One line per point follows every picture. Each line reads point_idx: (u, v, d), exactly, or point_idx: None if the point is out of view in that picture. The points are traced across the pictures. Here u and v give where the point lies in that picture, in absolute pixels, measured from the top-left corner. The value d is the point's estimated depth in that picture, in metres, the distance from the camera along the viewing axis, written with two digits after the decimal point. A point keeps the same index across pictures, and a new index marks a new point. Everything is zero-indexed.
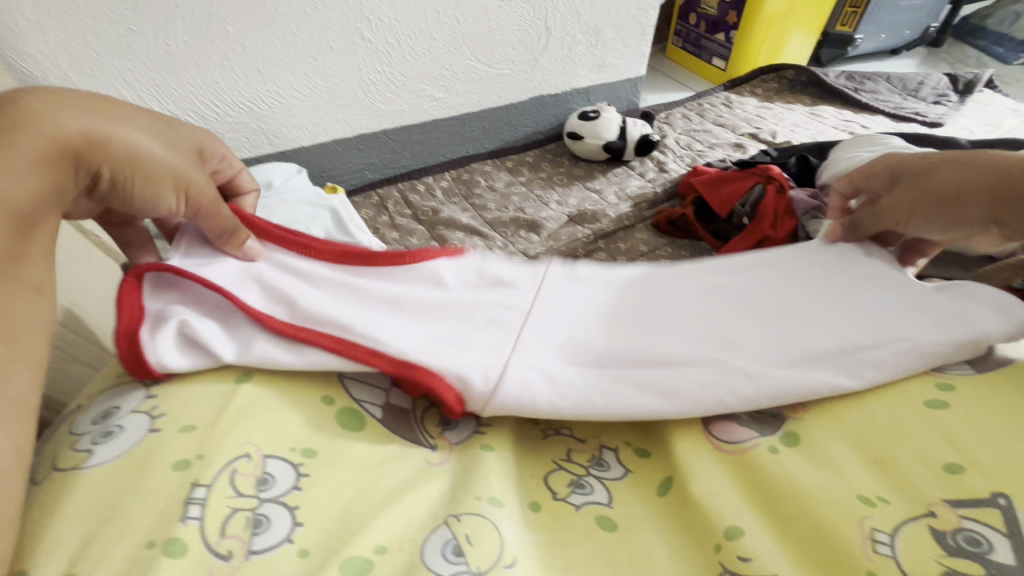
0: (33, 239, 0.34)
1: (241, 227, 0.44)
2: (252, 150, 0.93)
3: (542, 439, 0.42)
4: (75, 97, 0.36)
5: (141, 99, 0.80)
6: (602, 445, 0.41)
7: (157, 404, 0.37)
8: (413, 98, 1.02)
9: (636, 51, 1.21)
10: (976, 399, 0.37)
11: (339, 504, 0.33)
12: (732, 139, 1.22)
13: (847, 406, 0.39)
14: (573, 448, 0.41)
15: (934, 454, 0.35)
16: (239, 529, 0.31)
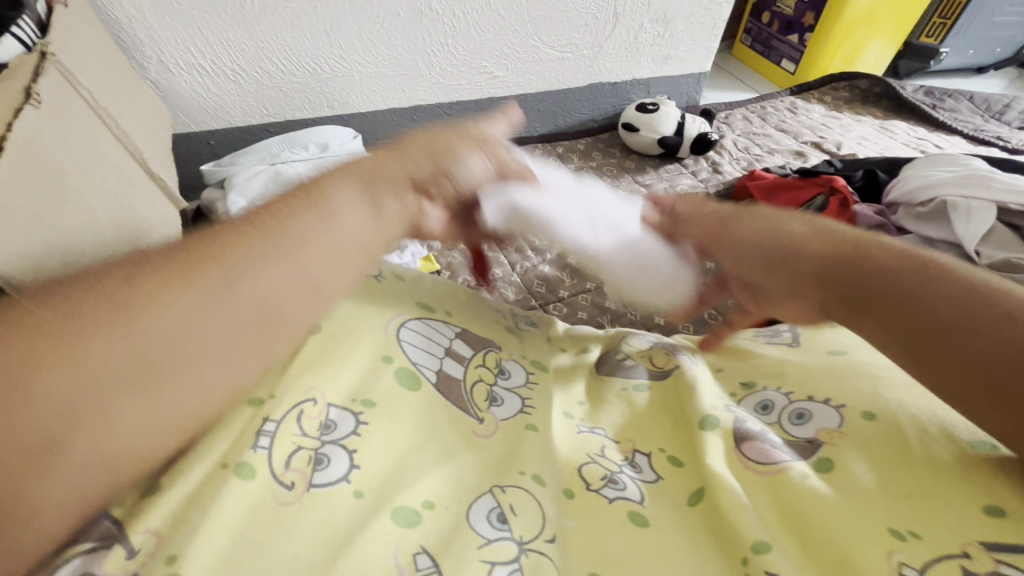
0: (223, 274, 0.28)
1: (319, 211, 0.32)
2: (312, 111, 0.97)
3: (577, 434, 0.44)
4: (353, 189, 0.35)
5: (216, 53, 0.84)
6: (634, 451, 0.44)
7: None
8: (473, 74, 1.03)
9: (704, 46, 1.17)
10: None
11: (393, 457, 0.36)
12: (793, 146, 1.19)
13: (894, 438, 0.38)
14: (607, 446, 0.43)
15: (979, 494, 0.34)
16: (302, 465, 0.34)
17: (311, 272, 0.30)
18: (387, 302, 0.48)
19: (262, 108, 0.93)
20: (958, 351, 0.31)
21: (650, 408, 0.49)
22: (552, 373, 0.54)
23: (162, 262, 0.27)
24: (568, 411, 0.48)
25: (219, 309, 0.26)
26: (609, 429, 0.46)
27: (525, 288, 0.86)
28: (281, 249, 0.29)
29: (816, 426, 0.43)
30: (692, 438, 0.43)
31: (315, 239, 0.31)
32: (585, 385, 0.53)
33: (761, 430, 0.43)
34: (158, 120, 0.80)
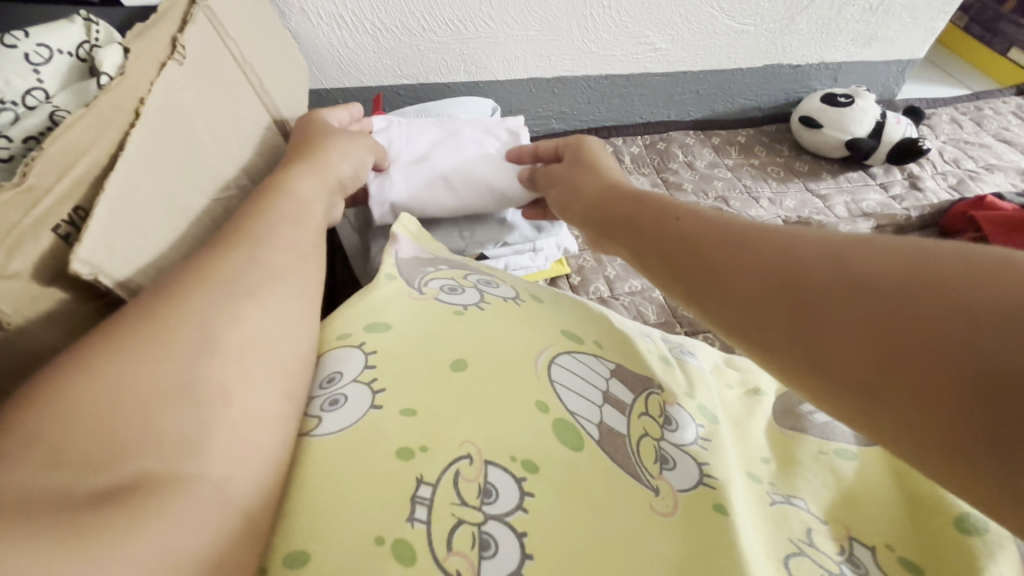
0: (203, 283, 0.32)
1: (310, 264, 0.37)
2: (446, 75, 0.90)
3: (769, 505, 0.38)
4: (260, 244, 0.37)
5: (360, 5, 0.78)
6: (850, 537, 0.37)
7: (377, 376, 0.33)
8: (631, 45, 0.89)
9: (921, 26, 0.94)
10: None
11: (568, 545, 0.28)
12: (1022, 164, 0.94)
13: None
14: (814, 529, 0.37)
15: None
16: (465, 547, 0.27)
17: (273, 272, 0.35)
18: (530, 326, 0.41)
19: (397, 68, 0.88)
20: (924, 395, 0.23)
21: (863, 487, 0.40)
22: (722, 419, 0.45)
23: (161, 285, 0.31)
24: (752, 471, 0.41)
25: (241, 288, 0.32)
26: (812, 503, 0.39)
27: (669, 306, 0.75)
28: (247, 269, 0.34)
29: None
30: (933, 545, 0.36)
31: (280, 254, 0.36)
32: (766, 437, 0.44)
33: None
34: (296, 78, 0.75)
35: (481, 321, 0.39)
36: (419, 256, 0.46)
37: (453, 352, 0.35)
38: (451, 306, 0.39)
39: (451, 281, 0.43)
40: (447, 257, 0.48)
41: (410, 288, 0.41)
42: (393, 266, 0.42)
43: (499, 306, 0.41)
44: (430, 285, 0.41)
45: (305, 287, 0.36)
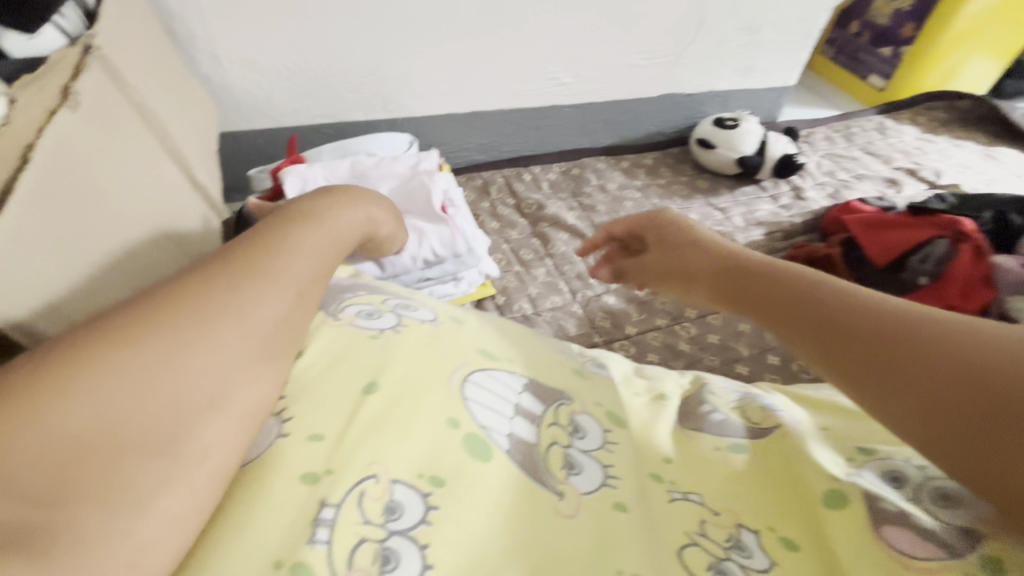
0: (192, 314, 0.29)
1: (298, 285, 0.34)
2: (366, 114, 0.92)
3: (668, 502, 0.40)
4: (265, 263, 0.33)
5: (271, 50, 0.80)
6: (740, 524, 0.38)
7: (289, 406, 0.33)
8: (538, 81, 0.96)
9: (791, 57, 1.06)
10: None
11: (471, 553, 0.30)
12: (885, 172, 1.08)
13: None
14: (707, 519, 0.39)
15: None
16: (366, 563, 0.28)
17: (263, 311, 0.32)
18: (447, 348, 0.40)
19: (315, 109, 0.89)
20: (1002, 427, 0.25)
21: (753, 473, 0.42)
22: (631, 428, 0.47)
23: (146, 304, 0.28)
24: (656, 470, 0.43)
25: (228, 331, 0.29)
26: (705, 494, 0.41)
27: (588, 318, 0.79)
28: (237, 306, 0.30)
29: (969, 513, 0.35)
30: (817, 519, 0.38)
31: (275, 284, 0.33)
32: (671, 437, 0.46)
33: (896, 509, 0.36)
34: (206, 123, 0.76)
35: (395, 343, 0.38)
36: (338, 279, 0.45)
37: (367, 376, 0.36)
38: (367, 332, 0.39)
39: (368, 304, 0.43)
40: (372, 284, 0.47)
41: (325, 312, 0.40)
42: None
43: (417, 329, 0.41)
44: (346, 309, 0.41)
45: (299, 319, 0.34)
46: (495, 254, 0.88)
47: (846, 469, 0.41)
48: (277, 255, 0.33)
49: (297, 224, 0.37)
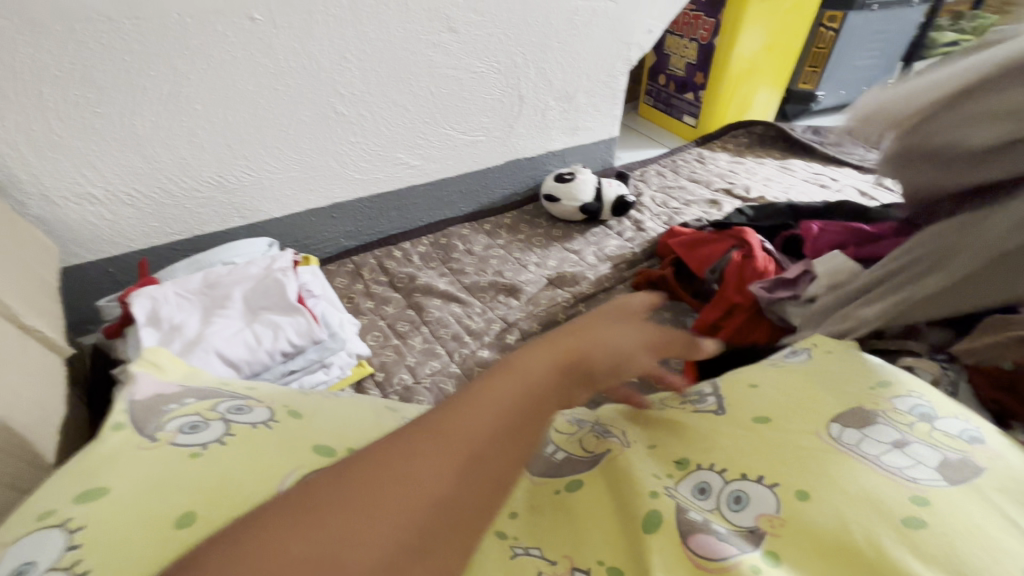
0: (325, 506, 0.26)
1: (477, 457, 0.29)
2: (222, 222, 0.94)
3: (510, 558, 0.40)
4: (433, 422, 0.30)
5: (105, 179, 0.80)
6: (572, 567, 0.39)
7: (82, 556, 0.32)
8: (389, 166, 1.04)
9: (609, 114, 1.24)
10: (951, 519, 0.36)
11: None
12: (707, 195, 1.26)
13: (824, 498, 0.39)
14: (543, 570, 0.39)
15: (895, 510, 0.37)
16: None
17: (425, 504, 0.27)
18: (279, 454, 0.41)
19: (166, 227, 0.89)
20: None
21: (586, 507, 0.44)
22: None
23: (314, 492, 0.27)
24: (501, 527, 0.43)
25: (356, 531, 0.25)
26: (544, 546, 0.41)
27: (466, 375, 0.83)
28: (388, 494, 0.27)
29: (755, 512, 0.40)
30: (634, 543, 0.39)
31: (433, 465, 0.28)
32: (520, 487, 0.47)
33: (704, 520, 0.40)
34: (42, 263, 0.73)
35: (218, 459, 0.39)
36: (161, 393, 0.47)
37: (183, 510, 0.35)
38: (188, 449, 0.40)
39: (194, 416, 0.44)
40: (202, 388, 0.49)
41: (142, 434, 0.41)
42: (126, 413, 0.44)
43: (243, 437, 0.42)
44: (166, 427, 0.42)
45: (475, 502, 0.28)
46: (372, 332, 0.90)
47: (667, 482, 0.44)
48: (468, 417, 0.30)
49: (503, 379, 0.33)
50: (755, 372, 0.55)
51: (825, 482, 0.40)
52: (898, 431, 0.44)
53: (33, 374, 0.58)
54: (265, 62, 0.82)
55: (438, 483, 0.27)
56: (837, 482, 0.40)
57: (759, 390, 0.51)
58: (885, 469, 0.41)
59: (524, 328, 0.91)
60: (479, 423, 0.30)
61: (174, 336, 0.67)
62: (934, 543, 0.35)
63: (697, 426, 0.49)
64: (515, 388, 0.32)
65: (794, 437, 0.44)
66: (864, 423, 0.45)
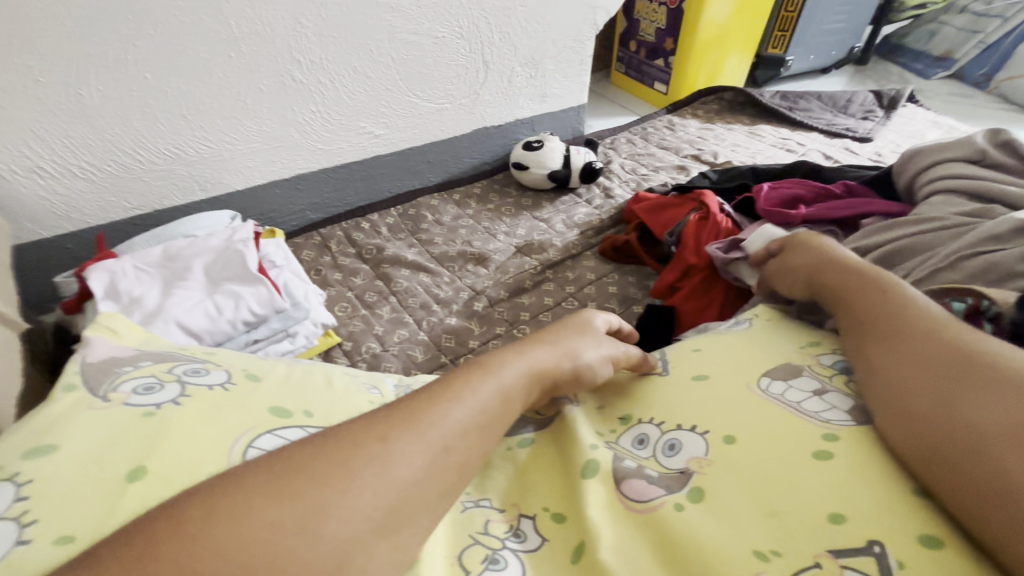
0: (312, 466, 0.29)
1: (448, 448, 0.33)
2: (183, 196, 0.92)
3: (461, 511, 0.41)
4: (412, 408, 0.34)
5: (55, 152, 0.78)
6: (520, 515, 0.42)
7: (31, 507, 0.33)
8: (353, 136, 1.02)
9: (577, 80, 1.23)
10: (857, 448, 0.39)
11: None
12: (676, 161, 1.26)
13: (749, 438, 0.41)
14: (492, 519, 0.41)
15: (809, 442, 0.40)
16: None
17: (400, 480, 0.31)
18: (234, 414, 0.43)
19: (124, 202, 0.87)
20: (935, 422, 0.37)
21: (534, 458, 0.46)
22: None
23: (302, 454, 0.30)
24: None
25: (341, 494, 0.29)
26: (494, 497, 0.43)
27: (434, 343, 0.84)
28: (371, 463, 0.30)
29: (686, 456, 0.43)
30: (572, 489, 0.42)
31: (410, 449, 0.32)
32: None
33: (637, 467, 0.43)
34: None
35: (171, 417, 0.40)
36: (116, 357, 0.48)
37: (134, 462, 0.36)
38: (141, 408, 0.41)
39: (149, 378, 0.44)
40: (158, 354, 0.50)
41: (94, 395, 0.42)
42: (78, 375, 0.44)
43: (199, 397, 0.43)
44: (120, 389, 0.43)
45: (443, 490, 0.33)
46: (341, 303, 0.91)
47: (608, 437, 0.47)
48: (441, 409, 0.35)
49: (471, 377, 0.38)
50: (695, 339, 0.57)
51: (747, 423, 0.43)
52: (822, 383, 0.46)
53: None
54: (216, 28, 0.80)
55: (413, 462, 0.32)
56: (762, 423, 0.42)
57: (703, 353, 0.53)
58: (801, 411, 0.43)
59: (492, 296, 0.92)
60: (455, 422, 0.34)
61: (134, 309, 0.67)
62: (839, 468, 0.38)
63: (643, 387, 0.51)
64: (488, 389, 0.37)
65: (726, 387, 0.47)
66: (790, 375, 0.47)
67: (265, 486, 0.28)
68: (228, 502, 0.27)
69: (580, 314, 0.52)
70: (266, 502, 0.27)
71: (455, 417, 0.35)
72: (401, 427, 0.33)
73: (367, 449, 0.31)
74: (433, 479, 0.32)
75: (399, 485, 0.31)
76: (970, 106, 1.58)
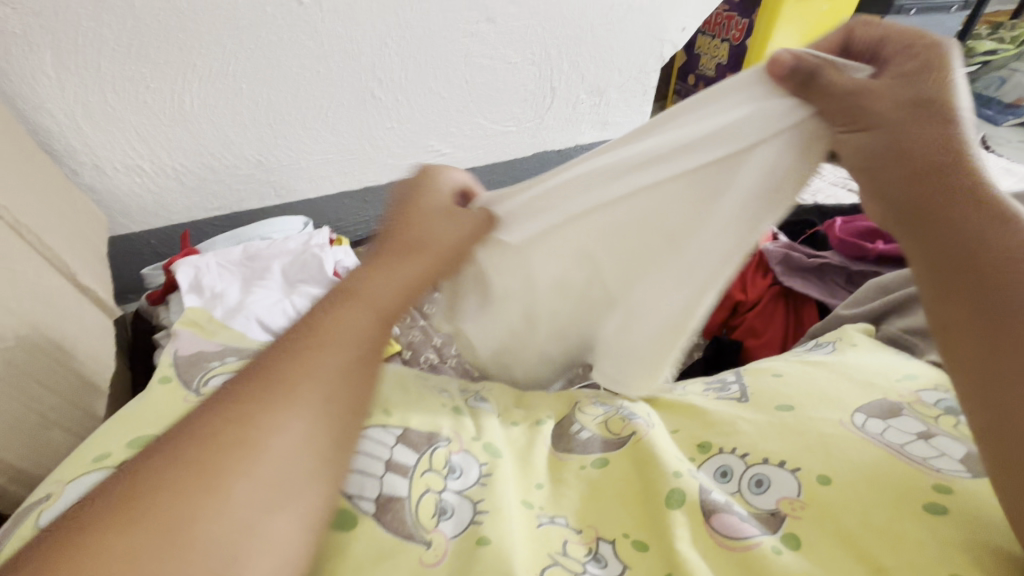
0: (217, 411, 0.34)
1: (323, 347, 0.38)
2: (258, 200, 0.97)
3: (536, 526, 0.41)
4: (294, 334, 0.39)
5: (152, 152, 0.83)
6: (598, 537, 0.41)
7: None
8: (421, 153, 1.06)
9: (638, 110, 1.25)
10: (973, 508, 0.37)
11: None
12: None
13: (848, 487, 0.40)
14: (569, 539, 0.41)
15: (919, 495, 0.38)
16: None
17: (299, 390, 0.35)
18: None
19: (206, 203, 0.93)
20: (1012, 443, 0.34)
21: (612, 482, 0.45)
22: (508, 453, 0.47)
23: (207, 404, 0.35)
24: (527, 497, 0.44)
25: (248, 424, 0.33)
26: (571, 515, 0.43)
27: None
28: (273, 390, 0.35)
29: (777, 495, 0.41)
30: (657, 518, 0.41)
31: (299, 361, 0.37)
32: (546, 462, 0.48)
33: (726, 501, 0.41)
34: (94, 230, 0.77)
35: None
36: (203, 351, 0.50)
37: None
38: None
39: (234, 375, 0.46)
40: (242, 349, 0.51)
41: (187, 388, 0.44)
42: (172, 367, 0.46)
43: None
44: (210, 383, 0.44)
45: (338, 375, 0.37)
46: (400, 313, 0.93)
47: (690, 465, 0.46)
48: (331, 326, 0.39)
49: (326, 333, 0.39)
50: (777, 364, 0.56)
51: (847, 467, 0.41)
52: (923, 425, 0.45)
53: (88, 331, 0.62)
54: (309, 46, 0.84)
55: (301, 368, 0.36)
56: (859, 468, 0.41)
57: (785, 379, 0.52)
58: (908, 457, 0.41)
59: None
60: (326, 329, 0.39)
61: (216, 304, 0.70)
62: (953, 526, 0.36)
63: (720, 412, 0.50)
64: (350, 309, 0.41)
65: (816, 423, 0.45)
66: (888, 415, 0.46)
67: (176, 447, 0.32)
68: (161, 473, 0.31)
69: (412, 209, 0.49)
70: (178, 459, 0.31)
71: (341, 328, 0.39)
72: (283, 352, 0.37)
73: (263, 380, 0.35)
74: (338, 369, 0.37)
75: (291, 391, 0.35)
76: None
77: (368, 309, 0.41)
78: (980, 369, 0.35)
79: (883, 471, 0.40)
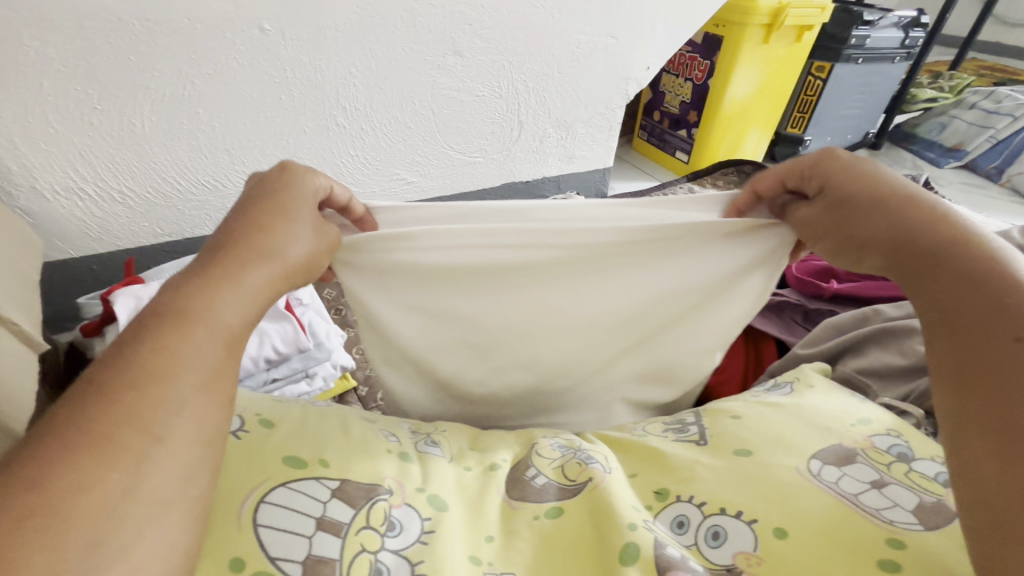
0: (96, 419, 0.28)
1: (211, 323, 0.33)
2: (212, 226, 0.93)
3: None
4: (160, 315, 0.33)
5: (96, 174, 0.79)
6: None
7: None
8: (386, 182, 1.05)
9: (604, 145, 1.27)
10: (926, 563, 0.37)
11: None
12: None
13: (804, 541, 0.39)
14: None
15: (872, 550, 0.38)
16: None
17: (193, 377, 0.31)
18: (245, 469, 0.41)
19: (155, 228, 0.88)
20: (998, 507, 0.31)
21: (565, 535, 0.43)
22: (456, 504, 0.44)
23: (69, 414, 0.28)
24: (475, 552, 0.41)
25: (137, 435, 0.28)
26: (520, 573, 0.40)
27: None
28: (164, 381, 0.30)
29: (733, 549, 0.40)
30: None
31: (181, 348, 0.31)
32: (498, 511, 0.45)
33: (682, 556, 0.40)
34: (26, 256, 0.72)
35: None
36: None
37: None
38: None
39: None
40: None
41: None
42: None
43: None
44: None
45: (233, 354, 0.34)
46: (359, 345, 0.90)
47: (646, 515, 0.44)
48: (212, 298, 0.34)
49: (173, 332, 0.32)
50: (735, 404, 0.55)
51: (803, 519, 0.41)
52: (876, 472, 0.45)
53: (6, 369, 0.57)
54: (270, 73, 0.83)
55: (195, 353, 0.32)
56: (814, 520, 0.40)
57: (742, 422, 0.51)
58: (861, 507, 0.41)
59: None
60: (206, 309, 0.34)
61: None
62: None
63: (679, 456, 0.49)
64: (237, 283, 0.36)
65: (774, 471, 0.45)
66: (844, 462, 0.46)
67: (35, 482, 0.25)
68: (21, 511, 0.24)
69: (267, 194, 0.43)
70: (40, 493, 0.25)
71: (225, 300, 0.35)
72: (161, 333, 0.32)
73: (144, 374, 0.30)
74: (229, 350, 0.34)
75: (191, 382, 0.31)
76: (985, 198, 1.61)
77: (248, 289, 0.37)
78: (956, 425, 0.34)
79: (838, 524, 0.40)
